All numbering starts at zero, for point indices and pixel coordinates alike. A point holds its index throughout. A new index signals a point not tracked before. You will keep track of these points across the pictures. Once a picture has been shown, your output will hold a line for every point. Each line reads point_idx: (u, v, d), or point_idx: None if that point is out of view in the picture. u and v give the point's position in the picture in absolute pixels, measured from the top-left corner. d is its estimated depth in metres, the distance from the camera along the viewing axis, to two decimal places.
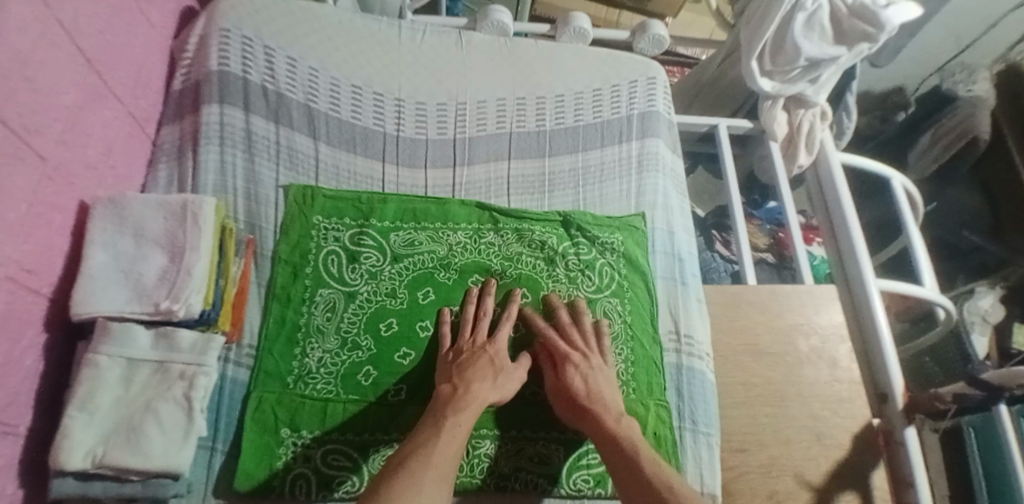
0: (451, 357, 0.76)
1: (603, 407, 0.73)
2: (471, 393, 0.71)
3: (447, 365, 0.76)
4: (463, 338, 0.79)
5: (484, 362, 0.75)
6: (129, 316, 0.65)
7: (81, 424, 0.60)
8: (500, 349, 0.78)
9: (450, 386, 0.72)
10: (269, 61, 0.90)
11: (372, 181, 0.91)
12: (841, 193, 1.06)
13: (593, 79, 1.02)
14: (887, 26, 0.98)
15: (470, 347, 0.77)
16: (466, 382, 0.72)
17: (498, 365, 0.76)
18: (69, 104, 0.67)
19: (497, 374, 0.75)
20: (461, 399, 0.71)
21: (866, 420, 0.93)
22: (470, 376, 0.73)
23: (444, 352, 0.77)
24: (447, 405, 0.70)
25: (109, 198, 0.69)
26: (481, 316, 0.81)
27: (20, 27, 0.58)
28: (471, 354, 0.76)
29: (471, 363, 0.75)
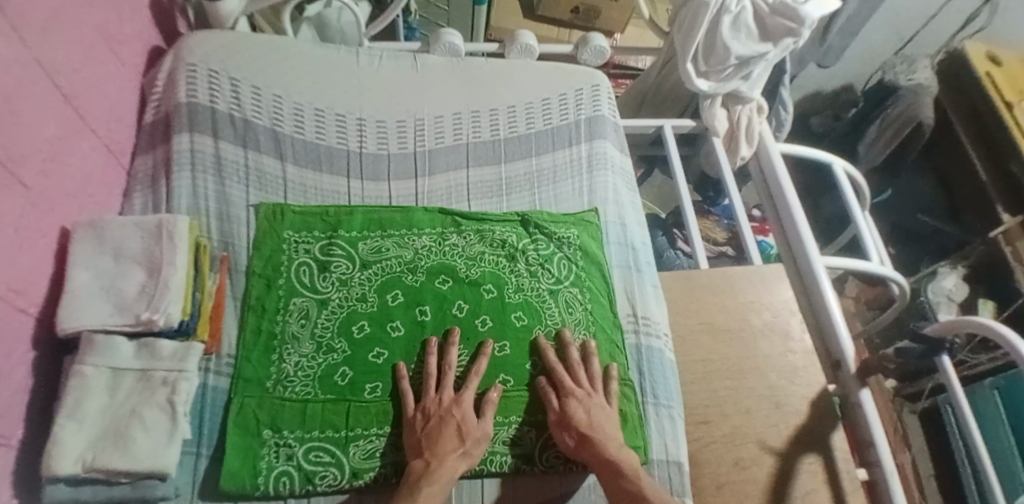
0: (421, 424, 0.77)
1: (603, 436, 0.78)
2: (446, 467, 0.72)
3: (417, 432, 0.76)
4: (428, 397, 0.79)
5: (450, 430, 0.76)
6: (111, 328, 0.69)
7: (71, 431, 0.64)
8: (467, 409, 0.78)
9: (423, 461, 0.73)
10: (235, 92, 0.96)
11: (339, 197, 0.97)
12: (781, 180, 1.14)
13: (542, 90, 1.10)
14: (807, 20, 1.08)
15: (438, 411, 0.77)
16: (438, 457, 0.73)
17: (465, 431, 0.76)
18: (49, 136, 0.72)
19: (464, 441, 0.75)
20: (434, 472, 0.72)
21: (821, 387, 0.99)
22: (441, 449, 0.74)
23: (410, 415, 0.78)
24: (418, 481, 0.71)
25: (88, 223, 0.73)
26: (446, 369, 0.81)
27: (4, 66, 0.64)
28: (440, 419, 0.76)
29: (439, 432, 0.75)
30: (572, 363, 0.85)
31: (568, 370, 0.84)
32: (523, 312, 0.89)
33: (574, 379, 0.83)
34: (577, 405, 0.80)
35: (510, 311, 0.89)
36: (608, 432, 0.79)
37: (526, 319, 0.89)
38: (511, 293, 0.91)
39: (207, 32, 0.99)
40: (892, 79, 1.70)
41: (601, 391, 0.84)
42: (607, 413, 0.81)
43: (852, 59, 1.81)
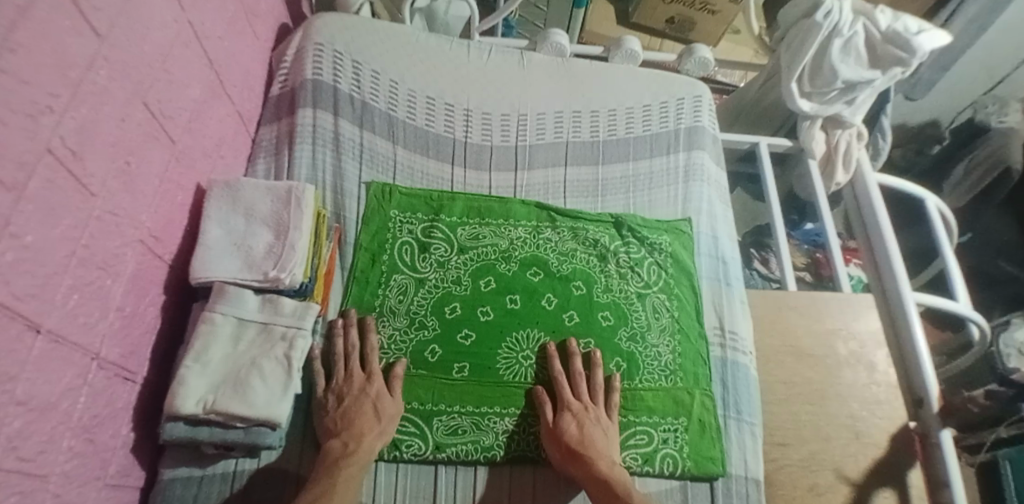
0: (333, 403, 0.76)
1: (597, 453, 0.77)
2: (365, 446, 0.73)
3: (328, 412, 0.76)
4: (338, 377, 0.79)
5: (365, 411, 0.76)
6: (241, 282, 0.74)
7: (195, 373, 0.69)
8: (380, 387, 0.78)
9: (340, 441, 0.73)
10: (356, 74, 1.01)
11: (441, 182, 1.00)
12: (877, 208, 1.11)
13: (643, 96, 1.11)
14: (919, 51, 1.06)
15: (351, 391, 0.77)
16: (354, 438, 0.73)
17: (379, 409, 0.77)
18: (194, 97, 0.78)
19: (380, 419, 0.76)
20: (354, 452, 0.72)
21: (902, 422, 0.96)
22: (358, 430, 0.74)
23: (321, 396, 0.77)
24: (338, 461, 0.71)
25: (225, 183, 0.79)
26: (353, 349, 0.81)
27: (162, 25, 0.69)
28: (354, 399, 0.77)
29: (354, 412, 0.75)
30: (670, 372, 0.88)
31: (566, 380, 0.83)
32: (610, 312, 0.90)
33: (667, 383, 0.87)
34: (569, 420, 0.79)
35: (598, 310, 0.90)
36: (603, 450, 0.78)
37: (612, 319, 0.90)
38: (599, 292, 0.92)
39: (335, 16, 1.05)
40: (982, 120, 1.59)
41: (603, 404, 0.83)
42: (605, 432, 0.80)
43: (936, 94, 1.70)
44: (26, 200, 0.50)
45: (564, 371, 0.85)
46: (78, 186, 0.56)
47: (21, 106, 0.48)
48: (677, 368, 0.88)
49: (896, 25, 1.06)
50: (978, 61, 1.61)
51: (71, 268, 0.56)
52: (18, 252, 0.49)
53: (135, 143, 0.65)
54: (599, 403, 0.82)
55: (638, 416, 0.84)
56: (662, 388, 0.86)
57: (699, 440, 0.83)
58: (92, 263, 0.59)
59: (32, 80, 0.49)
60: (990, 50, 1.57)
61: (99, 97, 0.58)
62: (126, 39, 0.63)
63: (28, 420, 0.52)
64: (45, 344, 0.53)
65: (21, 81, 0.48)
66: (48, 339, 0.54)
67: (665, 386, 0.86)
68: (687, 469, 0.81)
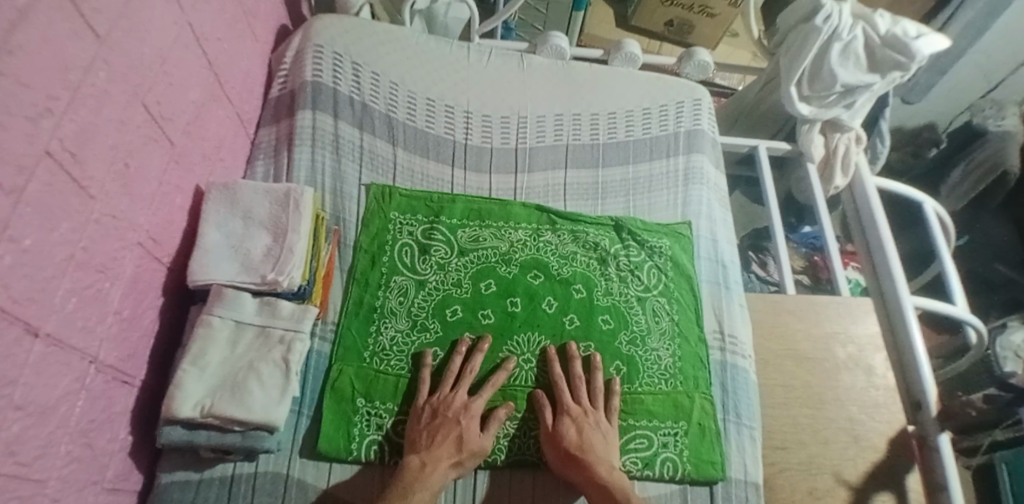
0: (426, 418, 0.77)
1: (596, 458, 0.76)
2: (439, 474, 0.73)
3: (419, 425, 0.77)
4: (443, 393, 0.79)
5: (451, 437, 0.75)
6: (238, 285, 0.74)
7: (192, 377, 0.68)
8: (475, 419, 0.78)
9: (418, 461, 0.73)
10: (356, 76, 1.01)
11: (442, 184, 1.00)
12: (875, 211, 1.11)
13: (642, 100, 1.11)
14: (918, 55, 1.06)
15: (447, 412, 0.78)
16: (432, 461, 0.73)
17: (464, 440, 0.76)
18: (194, 99, 0.77)
19: (463, 450, 0.75)
20: (426, 478, 0.72)
21: (901, 426, 0.97)
22: (438, 454, 0.74)
23: (419, 410, 0.78)
24: (410, 482, 0.71)
25: (223, 184, 0.79)
26: (465, 371, 0.81)
27: (161, 27, 0.69)
28: (446, 421, 0.77)
29: (439, 434, 0.75)
30: (670, 375, 0.87)
31: (566, 384, 0.83)
32: (610, 316, 0.90)
33: (668, 387, 0.87)
34: (569, 425, 0.79)
35: (598, 313, 0.90)
36: (602, 454, 0.77)
37: (612, 322, 0.90)
38: (599, 295, 0.92)
39: (334, 17, 1.05)
40: (980, 124, 1.59)
41: (602, 408, 0.82)
42: (604, 436, 0.79)
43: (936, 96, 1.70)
44: (25, 203, 0.49)
45: (564, 374, 0.85)
46: (77, 188, 0.56)
47: (20, 109, 0.48)
48: (678, 372, 0.88)
49: (895, 30, 1.06)
50: (975, 65, 1.61)
51: (69, 271, 0.56)
52: (17, 255, 0.49)
53: (134, 145, 0.65)
54: (600, 408, 0.82)
55: (638, 419, 0.84)
56: (661, 392, 0.86)
57: (699, 444, 0.83)
58: (91, 266, 0.59)
59: (31, 83, 0.49)
60: (988, 54, 1.58)
61: (98, 100, 0.58)
62: (126, 41, 0.62)
63: (26, 425, 0.52)
64: (43, 348, 0.53)
65: (20, 83, 0.48)
66: (46, 343, 0.53)
67: (665, 389, 0.86)
68: (687, 472, 0.81)
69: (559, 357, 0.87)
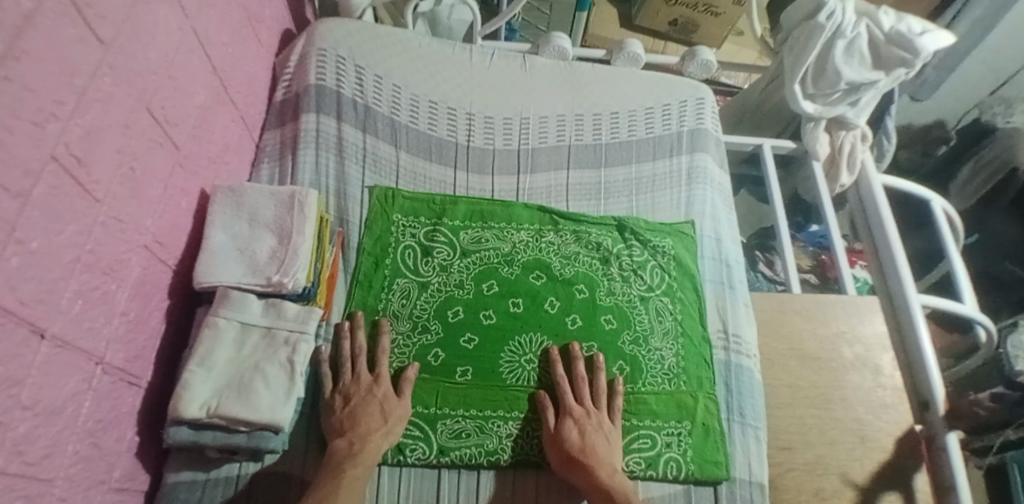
0: (339, 405, 0.77)
1: (596, 460, 0.76)
2: (370, 446, 0.73)
3: (334, 412, 0.76)
4: (345, 379, 0.79)
5: (372, 411, 0.76)
6: (244, 287, 0.75)
7: (199, 378, 0.69)
8: (387, 389, 0.79)
9: (346, 441, 0.73)
10: (359, 79, 1.02)
11: (444, 186, 1.01)
12: (881, 210, 1.10)
13: (645, 99, 1.11)
14: (922, 52, 1.05)
15: (359, 392, 0.78)
16: (361, 437, 0.74)
17: (387, 408, 0.77)
18: (199, 104, 0.78)
19: (387, 419, 0.76)
20: (357, 455, 0.72)
21: (908, 425, 0.96)
22: (365, 430, 0.74)
23: (328, 399, 0.77)
24: (343, 461, 0.71)
25: (229, 188, 0.80)
26: (358, 352, 0.81)
27: (167, 32, 0.70)
28: (360, 400, 0.77)
29: (360, 411, 0.76)
30: (673, 376, 0.87)
31: (567, 384, 0.83)
32: (613, 316, 0.90)
33: (670, 386, 0.87)
34: (571, 426, 0.79)
35: (600, 313, 0.90)
36: (605, 457, 0.77)
37: (615, 322, 0.90)
38: (602, 295, 0.92)
39: (337, 21, 1.05)
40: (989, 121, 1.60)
41: (604, 409, 0.82)
42: (606, 439, 0.79)
43: (941, 95, 1.68)
44: (32, 207, 0.50)
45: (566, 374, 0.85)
46: (83, 192, 0.57)
47: (26, 114, 0.49)
48: (682, 371, 0.88)
49: (900, 27, 1.06)
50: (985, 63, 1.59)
51: (76, 272, 0.57)
52: (24, 258, 0.50)
53: (141, 149, 0.66)
54: (601, 407, 0.82)
55: (642, 419, 0.84)
56: (665, 392, 0.86)
57: (704, 444, 0.83)
58: (98, 268, 0.60)
59: (38, 88, 0.50)
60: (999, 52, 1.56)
61: (104, 104, 0.59)
62: (131, 47, 0.63)
63: (33, 425, 0.52)
64: (50, 349, 0.54)
65: (26, 89, 0.49)
66: (54, 344, 0.54)
67: (669, 390, 0.86)
68: (691, 473, 0.81)
69: (561, 357, 0.87)
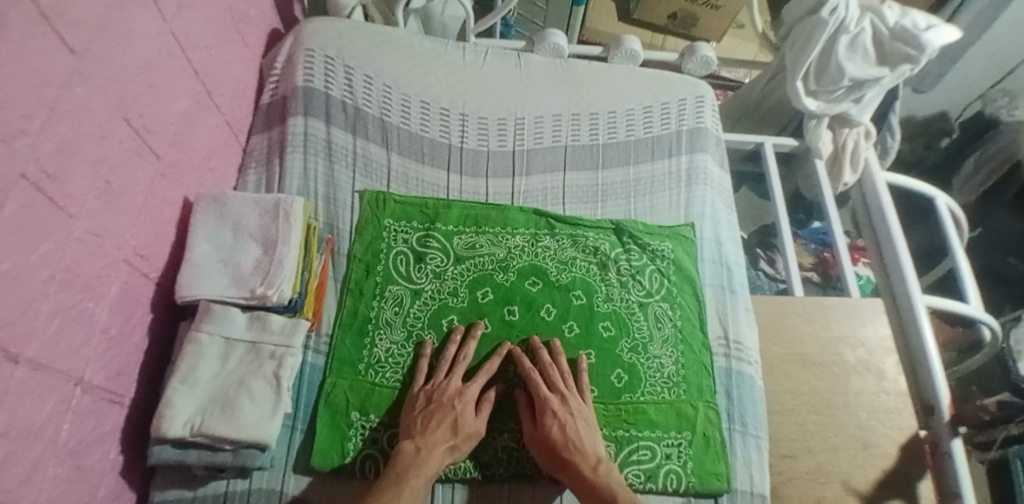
0: (421, 404, 0.77)
1: (580, 455, 0.74)
2: (434, 459, 0.72)
3: (414, 411, 0.76)
4: (438, 379, 0.79)
5: (446, 422, 0.75)
6: (227, 300, 0.72)
7: (182, 395, 0.67)
8: (469, 404, 0.77)
9: (412, 446, 0.72)
10: (349, 80, 0.99)
11: (437, 190, 0.98)
12: (886, 209, 1.08)
13: (643, 97, 1.08)
14: (927, 48, 1.02)
15: (440, 398, 0.77)
16: (427, 445, 0.72)
17: (461, 423, 0.75)
18: (181, 110, 0.76)
19: (458, 434, 0.74)
20: (422, 464, 0.71)
21: (912, 431, 0.94)
22: (433, 439, 0.73)
23: (415, 395, 0.78)
24: (407, 468, 0.70)
25: (212, 196, 0.77)
26: (459, 358, 0.81)
27: (145, 37, 0.67)
28: (439, 406, 0.76)
29: (434, 417, 0.75)
30: (674, 385, 0.85)
31: (540, 377, 0.81)
32: (610, 323, 0.88)
33: (671, 396, 0.84)
34: (553, 423, 0.76)
35: (598, 319, 0.88)
36: (590, 449, 0.75)
37: (613, 330, 0.88)
38: (599, 302, 0.89)
39: (326, 20, 1.03)
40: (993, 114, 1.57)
41: (579, 394, 0.81)
42: (591, 429, 0.77)
43: (943, 87, 1.64)
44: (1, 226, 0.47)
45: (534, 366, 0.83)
46: (57, 209, 0.54)
47: None
48: (683, 381, 0.85)
49: (904, 22, 1.02)
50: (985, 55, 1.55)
51: (51, 292, 0.54)
52: None
53: (119, 160, 0.63)
54: (576, 394, 0.80)
55: (640, 430, 0.82)
56: (664, 401, 0.84)
57: (704, 456, 0.81)
58: (74, 286, 0.57)
59: (6, 102, 0.47)
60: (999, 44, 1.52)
61: (78, 116, 0.56)
62: (106, 54, 0.60)
63: (9, 451, 0.50)
64: (25, 372, 0.51)
65: None
66: (28, 367, 0.52)
67: (668, 399, 0.84)
68: (691, 485, 0.79)
69: (525, 351, 0.85)
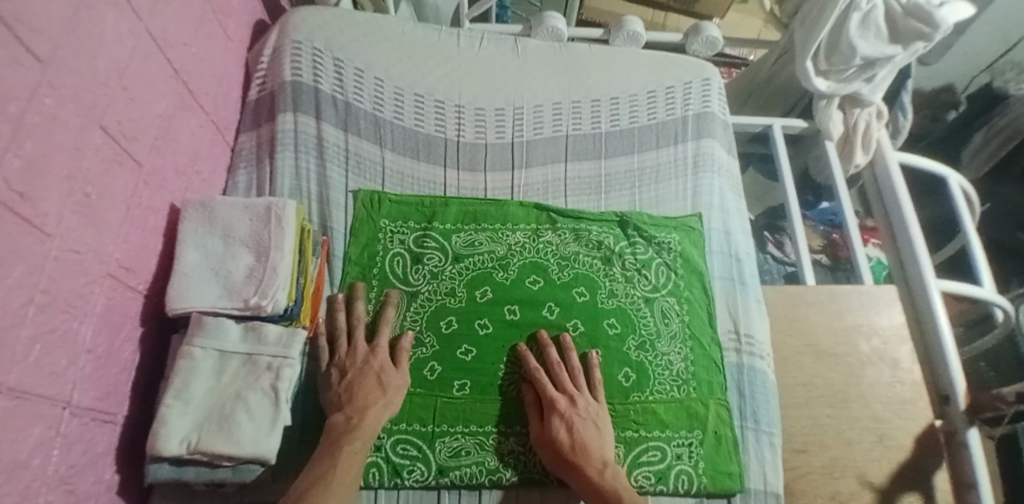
0: (336, 381, 0.74)
1: (586, 456, 0.72)
2: (368, 420, 0.70)
3: (335, 388, 0.73)
4: (341, 353, 0.76)
5: (369, 383, 0.73)
6: (220, 311, 0.70)
7: (177, 412, 0.65)
8: (386, 359, 0.76)
9: (343, 416, 0.70)
10: (338, 72, 0.95)
11: (434, 186, 0.94)
12: (898, 189, 1.03)
13: (648, 82, 1.03)
14: (942, 25, 0.97)
15: (355, 364, 0.75)
16: (359, 410, 0.71)
17: (385, 380, 0.74)
18: (161, 113, 0.72)
19: (386, 392, 0.73)
20: (356, 428, 0.69)
21: (928, 421, 0.91)
22: (362, 402, 0.71)
23: (325, 371, 0.75)
24: (341, 436, 0.68)
25: (200, 201, 0.74)
26: (355, 323, 0.79)
27: (117, 38, 0.63)
28: (358, 372, 0.74)
29: (358, 384, 0.73)
30: (683, 383, 0.83)
31: (545, 374, 0.79)
32: (616, 320, 0.85)
33: (681, 393, 0.82)
34: (558, 424, 0.74)
35: (603, 317, 0.85)
36: (599, 452, 0.73)
37: (619, 327, 0.85)
38: (604, 298, 0.87)
39: (312, 10, 0.98)
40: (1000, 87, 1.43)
41: (588, 393, 0.78)
42: (600, 432, 0.75)
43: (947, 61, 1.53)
44: None
45: (541, 363, 0.81)
46: (30, 228, 0.51)
47: None
48: (693, 379, 0.83)
49: None
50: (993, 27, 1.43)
51: (29, 316, 0.51)
52: None
53: (96, 171, 0.60)
54: (585, 391, 0.78)
55: (650, 431, 0.79)
56: (674, 400, 0.81)
57: (716, 455, 0.79)
58: (55, 306, 0.55)
59: None
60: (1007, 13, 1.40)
61: (48, 129, 0.53)
62: (75, 59, 0.57)
63: None
64: (6, 402, 0.48)
65: None
66: (10, 396, 0.49)
67: (678, 397, 0.82)
68: (703, 486, 0.78)
69: (531, 349, 0.82)
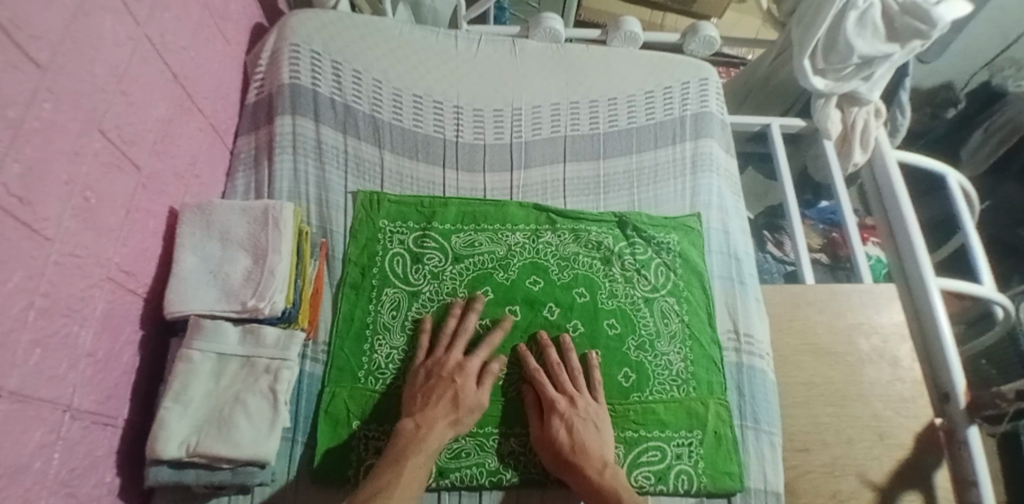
0: (421, 380, 0.76)
1: (587, 456, 0.72)
2: (435, 433, 0.70)
3: (414, 392, 0.75)
4: (438, 354, 0.78)
5: (446, 396, 0.73)
6: (218, 314, 0.70)
7: (176, 415, 0.65)
8: (470, 377, 0.76)
9: (413, 423, 0.71)
10: (337, 74, 0.95)
11: (433, 187, 0.95)
12: (897, 187, 1.03)
13: (646, 82, 1.04)
14: (939, 23, 0.97)
15: (440, 374, 0.75)
16: (427, 422, 0.71)
17: (463, 395, 0.74)
18: (160, 116, 0.72)
19: (462, 406, 0.73)
20: (424, 440, 0.69)
21: (928, 419, 0.91)
22: (432, 414, 0.72)
23: (415, 373, 0.77)
24: (407, 445, 0.69)
25: (197, 205, 0.74)
26: (461, 331, 0.80)
27: (116, 42, 0.63)
28: (439, 382, 0.75)
29: (433, 393, 0.74)
30: (683, 383, 0.83)
31: (546, 376, 0.79)
32: (616, 320, 0.85)
33: (682, 393, 0.82)
34: (558, 425, 0.74)
35: (603, 317, 0.85)
36: (599, 453, 0.73)
37: (619, 327, 0.85)
38: (603, 298, 0.87)
39: (311, 12, 0.98)
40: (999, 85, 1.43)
41: (588, 394, 0.79)
42: (600, 433, 0.75)
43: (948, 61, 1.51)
44: None
45: (541, 364, 0.81)
46: (30, 233, 0.51)
47: None
48: (693, 378, 0.83)
49: None
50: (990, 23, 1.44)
51: (30, 320, 0.51)
52: None
53: (95, 175, 0.60)
54: (585, 392, 0.78)
55: (649, 431, 0.79)
56: (674, 399, 0.81)
57: (715, 455, 0.79)
58: (55, 310, 0.55)
59: None
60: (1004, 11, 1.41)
61: (47, 133, 0.53)
62: (73, 64, 0.57)
63: None
64: (7, 406, 0.48)
65: None
66: (11, 400, 0.49)
67: (677, 397, 0.82)
68: (702, 486, 0.77)
69: (531, 350, 0.83)
